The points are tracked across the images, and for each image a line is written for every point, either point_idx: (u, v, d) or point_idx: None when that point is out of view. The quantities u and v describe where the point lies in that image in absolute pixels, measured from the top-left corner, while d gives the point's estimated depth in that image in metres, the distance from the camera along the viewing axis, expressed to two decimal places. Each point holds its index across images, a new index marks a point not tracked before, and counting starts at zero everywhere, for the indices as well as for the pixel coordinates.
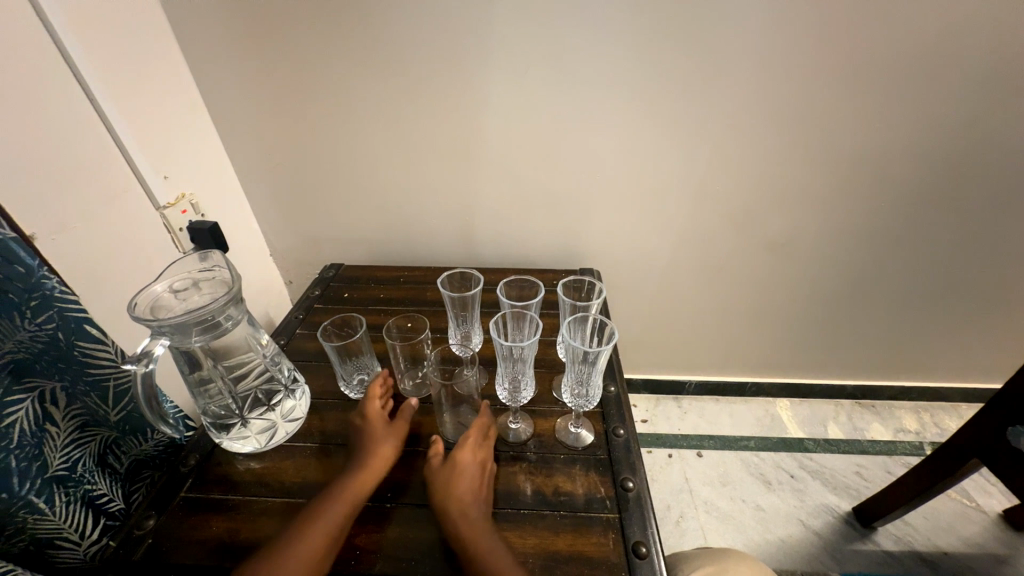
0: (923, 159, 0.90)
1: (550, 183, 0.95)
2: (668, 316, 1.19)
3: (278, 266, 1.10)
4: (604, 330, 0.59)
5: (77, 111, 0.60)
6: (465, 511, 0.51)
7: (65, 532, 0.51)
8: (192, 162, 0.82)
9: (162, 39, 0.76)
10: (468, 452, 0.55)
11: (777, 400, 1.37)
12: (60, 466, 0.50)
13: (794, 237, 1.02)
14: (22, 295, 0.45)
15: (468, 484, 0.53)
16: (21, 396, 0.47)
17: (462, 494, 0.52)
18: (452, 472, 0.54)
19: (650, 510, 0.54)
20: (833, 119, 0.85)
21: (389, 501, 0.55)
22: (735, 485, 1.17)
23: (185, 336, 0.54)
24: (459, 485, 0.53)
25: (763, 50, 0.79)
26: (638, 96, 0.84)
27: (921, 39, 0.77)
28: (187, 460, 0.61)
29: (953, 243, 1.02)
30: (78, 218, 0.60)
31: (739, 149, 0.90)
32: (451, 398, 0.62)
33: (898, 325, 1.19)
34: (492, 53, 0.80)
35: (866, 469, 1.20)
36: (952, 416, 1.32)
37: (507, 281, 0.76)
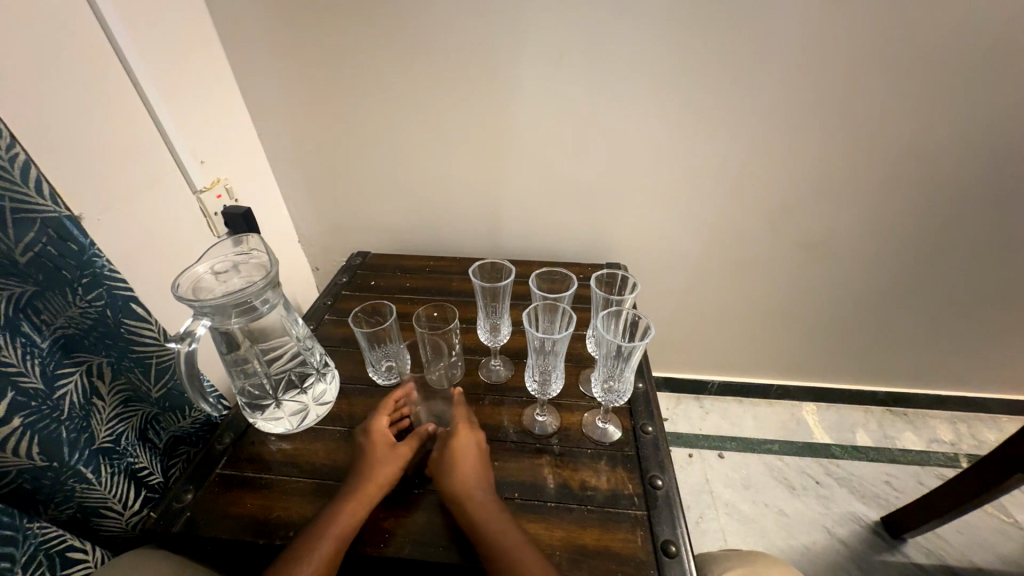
0: (979, 157, 0.84)
1: (579, 176, 0.94)
2: (694, 314, 1.17)
3: (306, 252, 1.12)
4: (638, 326, 0.58)
5: (120, 95, 0.61)
6: (470, 495, 0.51)
7: (109, 502, 0.53)
8: (227, 147, 0.83)
9: (201, 25, 0.77)
10: (464, 436, 0.56)
11: (803, 403, 1.33)
12: (105, 438, 0.52)
13: (832, 237, 0.98)
14: (75, 273, 0.47)
15: (470, 470, 0.53)
16: (71, 369, 0.49)
17: (466, 478, 0.52)
18: (450, 460, 0.54)
19: (679, 509, 0.53)
20: (881, 113, 0.81)
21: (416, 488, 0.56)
22: (757, 488, 1.15)
23: (224, 318, 0.55)
24: (459, 472, 0.53)
25: (810, 39, 0.75)
26: (675, 87, 0.81)
27: (984, 28, 0.72)
28: (222, 438, 0.62)
29: (1006, 247, 0.96)
30: (121, 201, 0.61)
31: (778, 143, 0.86)
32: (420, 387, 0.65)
33: (938, 331, 1.14)
34: (524, 40, 0.79)
35: (896, 479, 1.16)
36: (991, 428, 1.27)
37: (540, 273, 0.75)
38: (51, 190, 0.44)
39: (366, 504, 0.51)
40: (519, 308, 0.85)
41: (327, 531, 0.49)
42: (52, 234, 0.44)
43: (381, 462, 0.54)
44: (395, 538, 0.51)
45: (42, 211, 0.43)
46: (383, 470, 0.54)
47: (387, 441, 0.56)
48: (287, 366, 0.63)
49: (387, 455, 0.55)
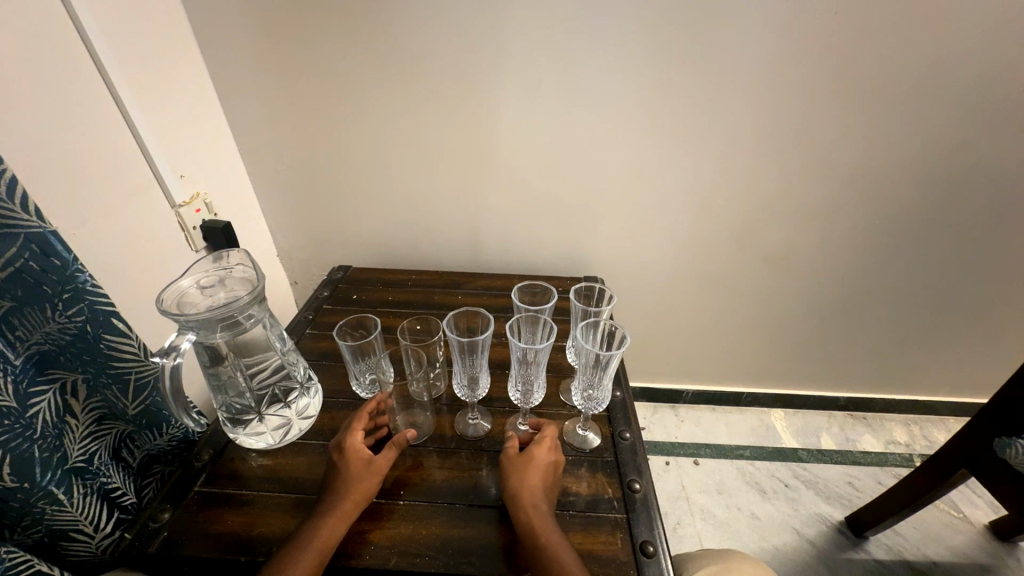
0: (917, 179, 0.93)
1: (557, 193, 0.98)
2: (668, 325, 1.22)
3: (285, 267, 1.11)
4: (615, 336, 0.61)
5: (102, 107, 0.61)
6: (536, 506, 0.52)
7: (80, 524, 0.51)
8: (208, 161, 0.84)
9: (184, 43, 0.78)
10: (544, 447, 0.57)
11: (772, 410, 1.40)
12: (78, 457, 0.51)
13: (792, 252, 1.05)
14: (56, 288, 0.46)
15: (538, 482, 0.54)
16: (44, 387, 0.48)
17: (534, 488, 0.53)
18: (527, 466, 0.55)
19: (656, 511, 0.56)
20: (830, 139, 0.89)
21: (394, 500, 0.57)
22: (731, 493, 1.19)
23: (209, 332, 0.56)
24: (529, 481, 0.54)
25: (765, 71, 0.82)
26: (645, 111, 0.87)
27: (912, 67, 0.81)
28: (201, 455, 0.61)
29: (944, 260, 1.06)
30: (99, 214, 0.61)
31: (741, 165, 0.93)
32: (404, 400, 0.70)
33: (890, 339, 1.22)
34: (504, 64, 0.83)
35: (858, 480, 1.23)
36: (941, 429, 1.36)
37: (520, 286, 0.79)
38: (35, 205, 0.44)
39: (344, 522, 0.51)
40: (501, 320, 0.87)
41: (305, 546, 0.49)
42: (35, 249, 0.44)
43: (357, 477, 0.54)
44: (379, 548, 0.52)
45: (25, 226, 0.43)
46: (364, 484, 0.54)
47: (363, 458, 0.56)
48: (271, 380, 0.63)
49: (367, 470, 0.55)
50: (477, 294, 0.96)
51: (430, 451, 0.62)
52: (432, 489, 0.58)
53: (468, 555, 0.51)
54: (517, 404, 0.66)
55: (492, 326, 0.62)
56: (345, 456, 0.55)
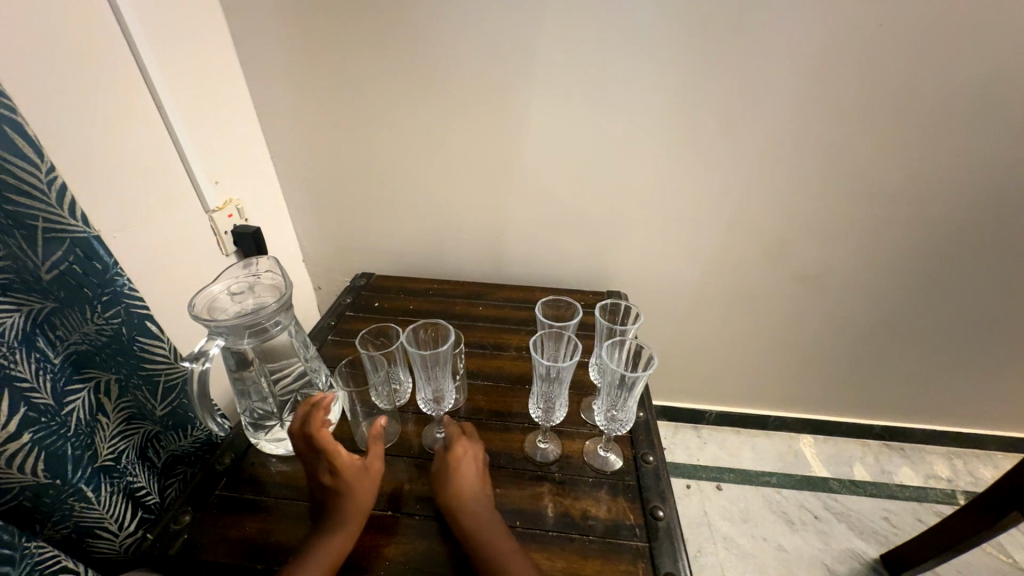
0: (962, 199, 0.89)
1: (581, 207, 0.97)
2: (692, 343, 1.19)
3: (311, 273, 1.14)
4: (641, 355, 0.60)
5: (145, 116, 0.64)
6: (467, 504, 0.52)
7: (105, 522, 0.52)
8: (241, 168, 0.86)
9: (225, 56, 0.82)
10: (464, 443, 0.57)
11: (801, 435, 1.33)
12: (107, 456, 0.52)
13: (825, 272, 1.01)
14: (96, 291, 0.48)
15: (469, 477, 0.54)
16: (79, 385, 0.50)
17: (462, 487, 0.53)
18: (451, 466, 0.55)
19: (681, 541, 0.53)
20: (869, 156, 0.86)
21: (392, 512, 0.56)
22: (756, 522, 1.14)
23: (237, 338, 0.57)
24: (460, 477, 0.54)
25: (800, 86, 0.80)
26: (673, 125, 0.86)
27: (959, 83, 0.77)
28: (222, 458, 0.62)
29: (991, 284, 0.99)
30: (137, 218, 0.63)
31: (773, 182, 0.90)
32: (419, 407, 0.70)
33: (931, 366, 1.15)
34: (531, 78, 0.83)
35: (895, 515, 1.16)
36: (987, 465, 1.27)
37: (543, 300, 0.78)
38: (83, 212, 0.45)
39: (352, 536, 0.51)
40: (522, 333, 0.86)
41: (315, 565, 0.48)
42: (79, 253, 0.46)
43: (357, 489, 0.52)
44: (396, 565, 0.51)
45: (73, 231, 0.45)
46: (366, 489, 0.53)
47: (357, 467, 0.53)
48: (293, 386, 0.64)
49: (366, 475, 0.53)
50: (498, 306, 0.96)
51: None
52: None
53: None
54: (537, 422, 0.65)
55: (451, 338, 0.62)
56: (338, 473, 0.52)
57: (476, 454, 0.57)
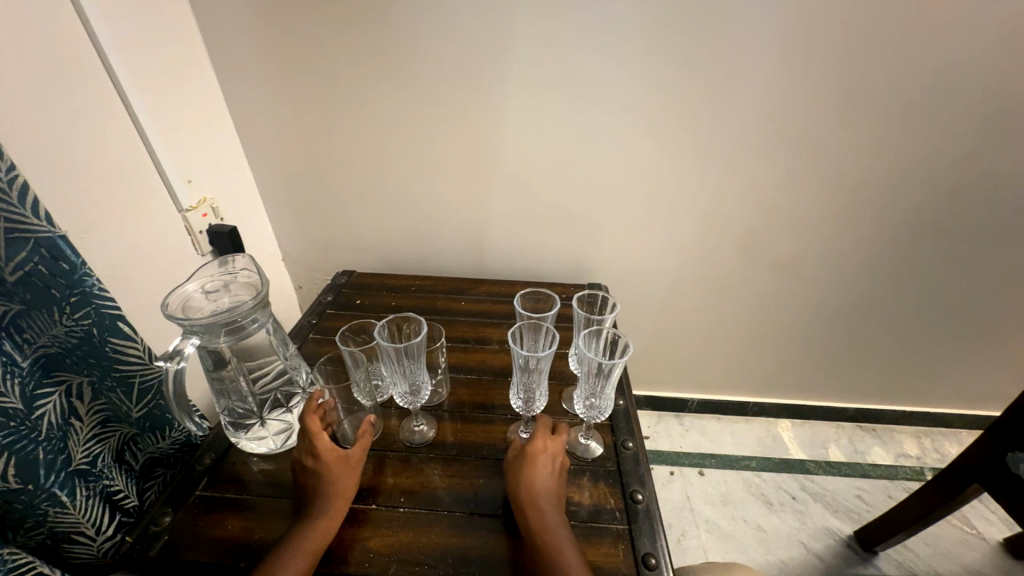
0: (924, 188, 0.92)
1: (560, 200, 0.98)
2: (672, 333, 1.21)
3: (290, 272, 1.12)
4: (617, 344, 0.62)
5: (112, 114, 0.63)
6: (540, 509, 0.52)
7: (82, 527, 0.51)
8: (215, 166, 0.85)
9: (194, 51, 0.80)
10: (547, 442, 0.57)
11: (779, 420, 1.37)
12: (82, 460, 0.51)
13: (798, 261, 1.04)
14: (64, 292, 0.47)
15: (546, 478, 0.54)
16: (50, 389, 0.49)
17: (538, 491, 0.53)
18: (530, 468, 0.54)
19: (659, 522, 0.55)
20: (836, 148, 0.89)
21: (373, 505, 0.56)
22: (736, 505, 1.17)
23: (213, 336, 0.57)
24: (536, 479, 0.54)
25: (770, 80, 0.82)
26: (649, 119, 0.87)
27: (918, 76, 0.80)
28: (202, 458, 0.62)
29: (953, 269, 1.04)
30: (106, 217, 0.62)
31: (746, 174, 0.93)
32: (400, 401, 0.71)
33: (899, 349, 1.20)
34: (507, 72, 0.84)
35: (867, 493, 1.21)
36: (952, 442, 1.33)
37: (523, 293, 0.79)
38: (46, 210, 0.44)
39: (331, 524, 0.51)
40: (504, 327, 0.87)
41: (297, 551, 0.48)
42: (44, 253, 0.45)
43: (337, 477, 0.54)
44: (381, 557, 0.51)
45: (36, 231, 0.44)
46: (348, 478, 0.54)
47: (342, 457, 0.55)
48: (273, 384, 0.64)
49: (347, 464, 0.55)
50: (481, 300, 0.96)
51: (432, 458, 0.62)
52: (435, 498, 0.57)
53: (468, 563, 0.51)
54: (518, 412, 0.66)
55: (425, 331, 0.62)
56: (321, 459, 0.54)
57: (555, 451, 0.56)
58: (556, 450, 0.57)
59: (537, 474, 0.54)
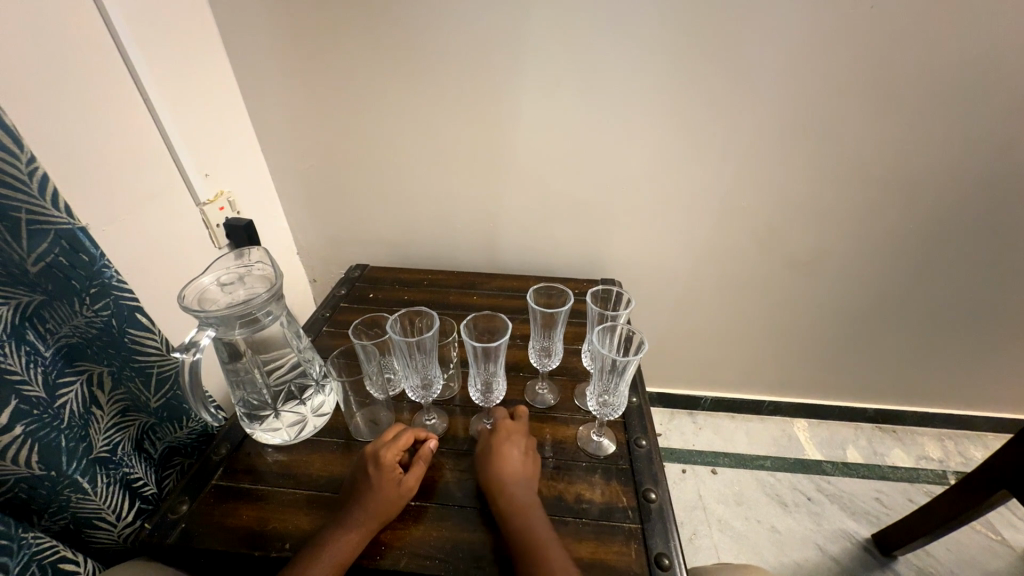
0: (957, 181, 0.88)
1: (574, 194, 0.96)
2: (687, 329, 1.19)
3: (305, 265, 1.13)
4: (632, 340, 0.61)
5: (129, 107, 0.63)
6: (515, 491, 0.53)
7: (103, 513, 0.52)
8: (231, 160, 0.85)
9: (210, 44, 0.80)
10: (514, 432, 0.59)
11: (795, 420, 1.35)
12: (102, 448, 0.52)
13: (819, 258, 1.01)
14: (83, 283, 0.48)
15: (516, 461, 0.56)
16: (72, 378, 0.50)
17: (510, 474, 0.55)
18: (500, 452, 0.57)
19: (672, 522, 0.54)
20: (863, 140, 0.85)
21: None
22: (750, 504, 1.16)
23: (228, 328, 0.57)
24: (506, 462, 0.56)
25: (795, 68, 0.79)
26: (667, 111, 0.85)
27: (956, 62, 0.76)
28: (218, 449, 0.63)
29: (985, 266, 1.00)
30: (125, 210, 0.62)
31: (768, 167, 0.90)
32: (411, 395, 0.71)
33: (925, 348, 1.16)
34: (522, 64, 0.82)
35: (887, 496, 1.18)
36: (977, 445, 1.29)
37: (536, 287, 0.78)
38: (66, 202, 0.45)
39: (364, 534, 0.50)
40: (517, 322, 0.87)
41: (325, 554, 0.48)
42: (64, 245, 0.45)
43: (381, 493, 0.52)
44: (392, 550, 0.52)
45: (56, 223, 0.44)
46: (394, 499, 0.53)
47: (395, 474, 0.54)
48: (287, 376, 0.65)
49: (399, 485, 0.54)
50: (493, 295, 0.96)
51: (444, 452, 0.62)
52: (446, 492, 0.57)
53: (479, 559, 0.51)
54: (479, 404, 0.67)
55: (438, 324, 0.62)
56: (378, 474, 0.53)
57: (519, 439, 0.59)
58: (520, 438, 0.59)
59: (506, 457, 0.56)
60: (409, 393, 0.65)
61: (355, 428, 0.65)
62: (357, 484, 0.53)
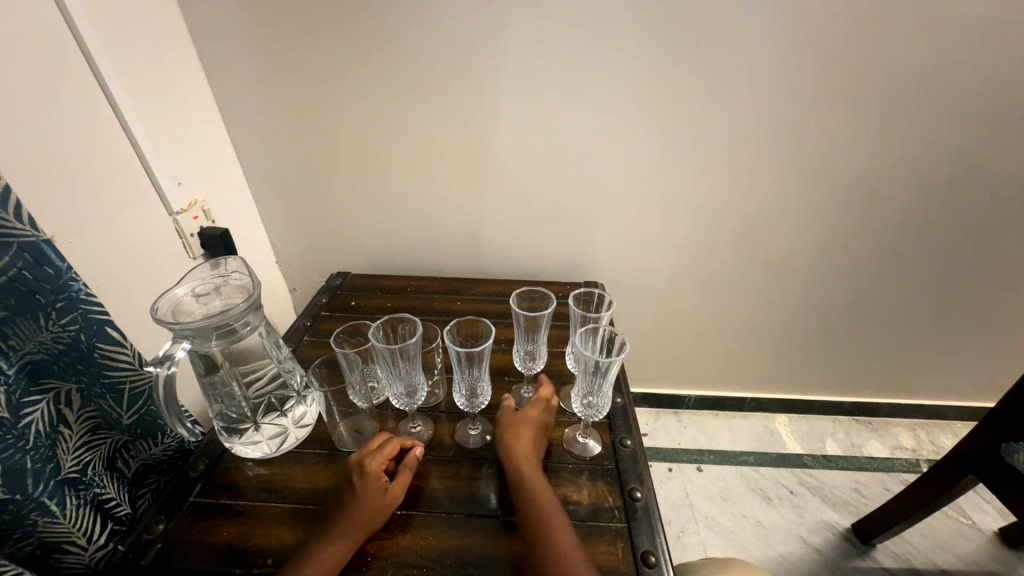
0: (918, 181, 0.93)
1: (555, 198, 0.97)
2: (669, 329, 1.21)
3: (284, 274, 1.11)
4: (614, 342, 0.61)
5: (98, 116, 0.61)
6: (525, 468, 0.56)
7: (73, 536, 0.50)
8: (205, 168, 0.83)
9: (183, 50, 0.79)
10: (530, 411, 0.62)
11: (776, 415, 1.38)
12: (72, 468, 0.50)
13: (793, 256, 1.05)
14: (50, 297, 0.46)
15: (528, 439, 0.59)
16: (38, 397, 0.47)
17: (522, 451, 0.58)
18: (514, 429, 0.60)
19: (658, 520, 0.55)
20: (831, 142, 0.89)
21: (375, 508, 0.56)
22: (735, 500, 1.17)
23: (204, 341, 0.56)
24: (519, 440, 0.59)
25: (764, 74, 0.82)
26: (644, 115, 0.87)
27: (913, 69, 0.80)
28: (196, 465, 0.61)
29: (947, 262, 1.05)
30: (93, 221, 0.60)
31: (742, 169, 0.93)
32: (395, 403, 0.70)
33: (895, 342, 1.21)
34: (501, 70, 0.83)
35: (865, 486, 1.21)
36: (947, 433, 1.34)
37: (519, 292, 0.78)
38: (29, 214, 0.44)
39: (348, 544, 0.50)
40: (502, 327, 0.87)
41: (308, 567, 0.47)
42: (28, 258, 0.44)
43: (366, 501, 0.52)
44: (379, 561, 0.51)
45: (19, 235, 0.43)
46: (379, 508, 0.52)
47: (382, 482, 0.53)
48: (267, 388, 0.64)
49: (384, 494, 0.53)
50: (477, 300, 0.96)
51: (430, 460, 0.62)
52: (433, 500, 0.57)
53: (467, 565, 0.51)
54: (465, 410, 0.66)
55: (420, 331, 0.62)
56: (364, 483, 0.52)
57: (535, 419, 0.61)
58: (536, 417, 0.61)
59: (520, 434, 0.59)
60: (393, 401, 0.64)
61: (338, 438, 0.64)
62: (341, 493, 0.53)
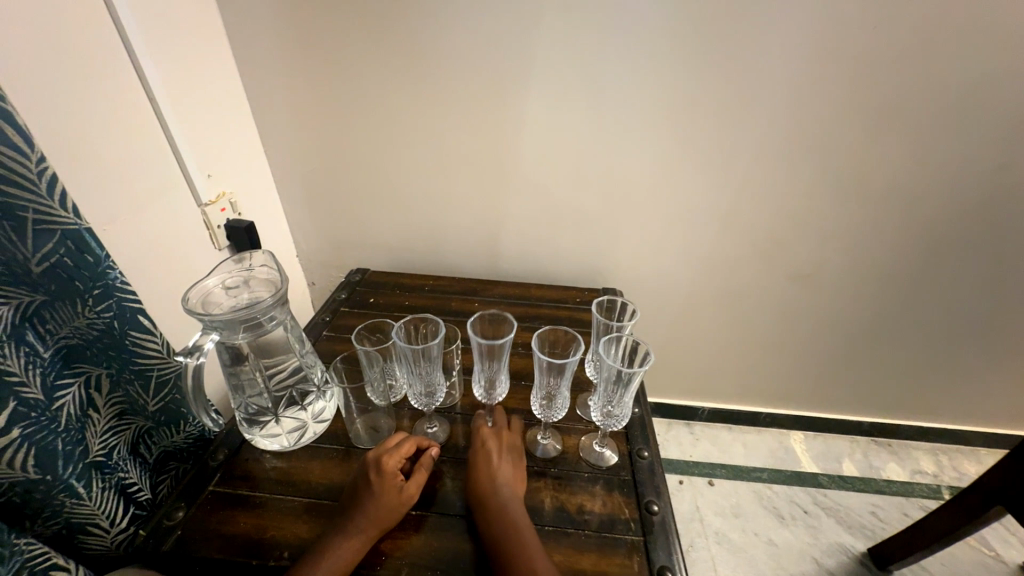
0: (952, 199, 0.90)
1: (577, 203, 0.97)
2: (686, 340, 1.19)
3: (304, 268, 1.13)
4: (637, 352, 0.61)
5: (136, 109, 0.63)
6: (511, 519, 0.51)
7: (96, 518, 0.51)
8: (233, 162, 0.85)
9: (217, 46, 0.81)
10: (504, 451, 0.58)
11: (791, 432, 1.35)
12: (99, 451, 0.51)
13: (817, 271, 1.02)
14: (87, 284, 0.47)
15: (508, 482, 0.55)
16: (70, 380, 0.49)
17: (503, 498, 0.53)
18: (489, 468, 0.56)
19: (675, 534, 0.54)
20: (861, 157, 0.87)
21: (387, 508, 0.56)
22: (747, 517, 1.15)
23: (232, 332, 0.57)
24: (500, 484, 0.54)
25: (795, 85, 0.81)
26: (671, 123, 0.86)
27: (952, 83, 0.78)
28: (216, 454, 0.62)
29: (979, 283, 1.01)
30: (126, 209, 0.62)
31: (768, 179, 0.91)
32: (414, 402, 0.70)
33: (919, 363, 1.17)
34: (528, 75, 0.83)
35: (882, 510, 1.18)
36: (971, 460, 1.30)
37: (541, 336, 0.68)
38: (73, 203, 0.44)
39: (360, 541, 0.50)
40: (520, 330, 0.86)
41: (325, 563, 0.47)
42: (70, 246, 0.45)
43: (381, 501, 0.52)
44: (393, 560, 0.51)
45: (63, 223, 0.44)
46: (393, 507, 0.52)
47: (397, 483, 0.53)
48: (289, 382, 0.65)
49: (397, 495, 0.53)
50: (495, 302, 0.96)
51: (444, 460, 0.62)
52: (446, 501, 0.57)
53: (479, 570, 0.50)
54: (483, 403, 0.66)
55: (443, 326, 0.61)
56: (381, 482, 0.52)
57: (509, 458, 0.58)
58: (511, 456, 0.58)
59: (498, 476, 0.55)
60: (413, 401, 0.64)
61: (354, 436, 0.64)
62: (357, 488, 0.53)
